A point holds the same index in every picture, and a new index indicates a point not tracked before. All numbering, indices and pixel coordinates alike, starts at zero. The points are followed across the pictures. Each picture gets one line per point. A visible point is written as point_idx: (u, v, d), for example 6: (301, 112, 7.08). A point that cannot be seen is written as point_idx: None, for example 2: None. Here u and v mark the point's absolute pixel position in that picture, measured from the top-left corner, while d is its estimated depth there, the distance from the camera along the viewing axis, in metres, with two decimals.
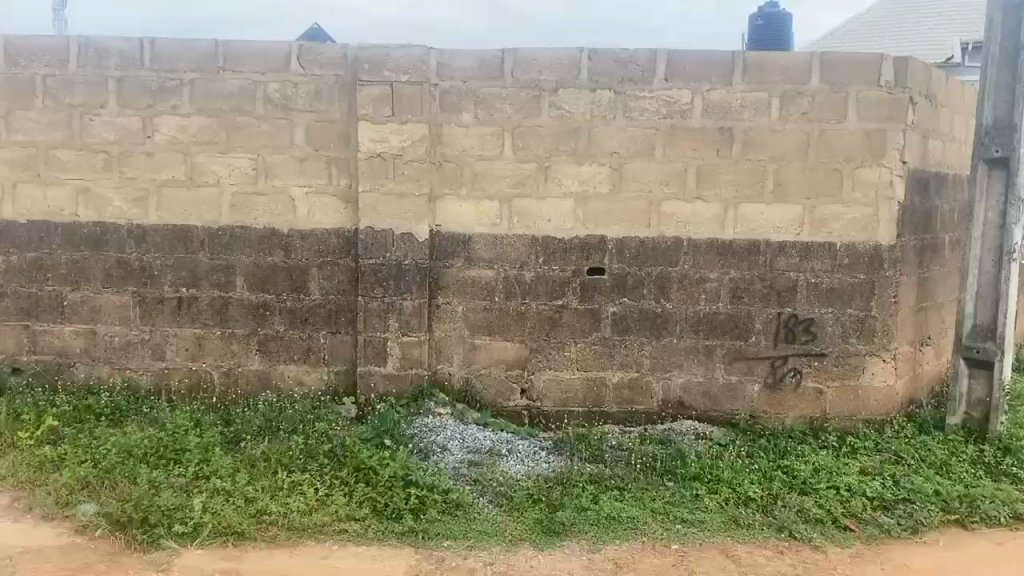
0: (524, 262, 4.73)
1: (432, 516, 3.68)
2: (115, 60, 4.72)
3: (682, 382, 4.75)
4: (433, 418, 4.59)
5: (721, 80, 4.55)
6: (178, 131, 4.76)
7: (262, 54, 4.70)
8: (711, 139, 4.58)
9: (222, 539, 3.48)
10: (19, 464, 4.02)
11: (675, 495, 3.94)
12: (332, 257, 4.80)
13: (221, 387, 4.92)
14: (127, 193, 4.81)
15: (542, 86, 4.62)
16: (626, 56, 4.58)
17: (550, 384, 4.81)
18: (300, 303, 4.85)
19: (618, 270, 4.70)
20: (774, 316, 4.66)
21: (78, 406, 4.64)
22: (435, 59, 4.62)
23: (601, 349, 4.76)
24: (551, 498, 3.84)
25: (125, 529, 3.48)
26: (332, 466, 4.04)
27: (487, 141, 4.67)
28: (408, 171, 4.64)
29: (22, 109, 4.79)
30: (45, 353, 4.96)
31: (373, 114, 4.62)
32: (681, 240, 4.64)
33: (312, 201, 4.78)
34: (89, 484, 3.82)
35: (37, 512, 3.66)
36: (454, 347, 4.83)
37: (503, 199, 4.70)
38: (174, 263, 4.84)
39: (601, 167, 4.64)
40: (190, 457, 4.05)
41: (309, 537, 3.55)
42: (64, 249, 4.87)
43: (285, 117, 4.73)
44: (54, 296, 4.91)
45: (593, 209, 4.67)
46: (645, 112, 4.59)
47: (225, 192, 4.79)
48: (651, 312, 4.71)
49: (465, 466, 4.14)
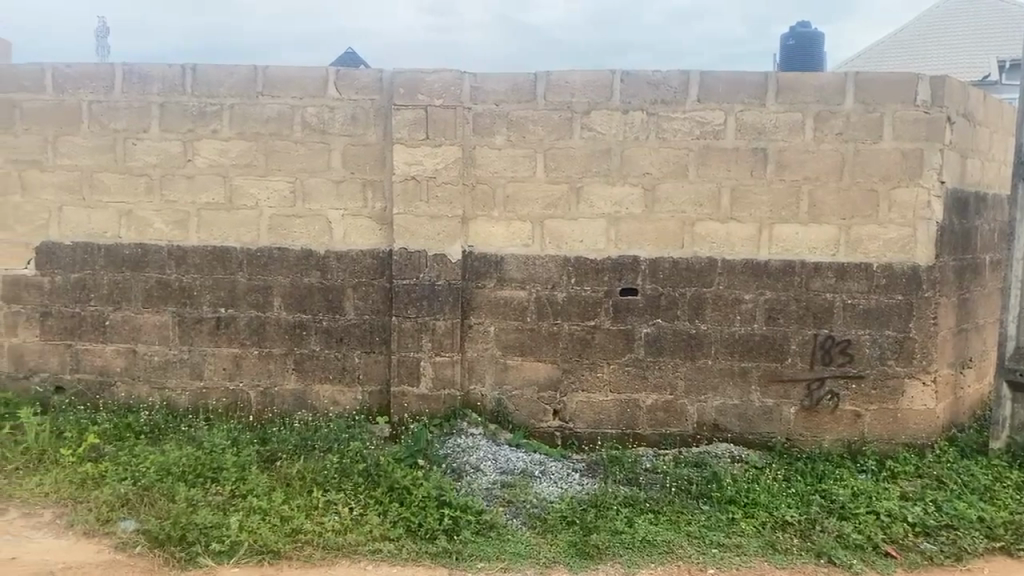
0: (556, 283, 4.73)
1: (466, 537, 3.67)
2: (158, 85, 4.84)
3: (717, 405, 4.71)
4: (465, 438, 4.60)
5: (754, 101, 4.55)
6: (218, 154, 4.86)
7: (300, 79, 4.79)
8: (744, 159, 4.57)
9: (259, 558, 3.51)
10: (61, 480, 4.10)
11: (711, 519, 3.89)
12: (367, 278, 4.85)
13: (258, 406, 4.98)
14: (168, 215, 4.91)
15: (574, 108, 4.65)
16: (658, 78, 4.59)
17: (582, 405, 4.80)
18: (336, 323, 4.90)
19: (651, 291, 4.68)
20: (811, 337, 4.61)
21: (118, 424, 4.73)
22: (468, 82, 4.68)
23: (635, 370, 4.74)
24: (585, 520, 3.82)
25: (163, 545, 3.53)
26: (367, 486, 4.06)
27: (520, 163, 4.70)
28: (441, 193, 4.69)
29: (69, 135, 4.92)
30: (87, 372, 5.04)
31: (407, 138, 4.68)
32: (715, 261, 4.62)
33: (347, 223, 4.84)
34: (129, 501, 3.88)
35: (78, 528, 3.73)
36: (487, 367, 4.84)
37: (536, 220, 4.72)
38: (213, 284, 4.93)
39: (633, 188, 4.65)
40: (228, 476, 4.09)
41: (343, 556, 3.56)
42: (107, 270, 4.97)
43: (322, 140, 4.82)
44: (96, 317, 5.00)
45: (625, 230, 4.67)
46: (678, 133, 4.60)
47: (263, 214, 4.87)
48: (686, 333, 4.69)
49: (499, 487, 4.14)
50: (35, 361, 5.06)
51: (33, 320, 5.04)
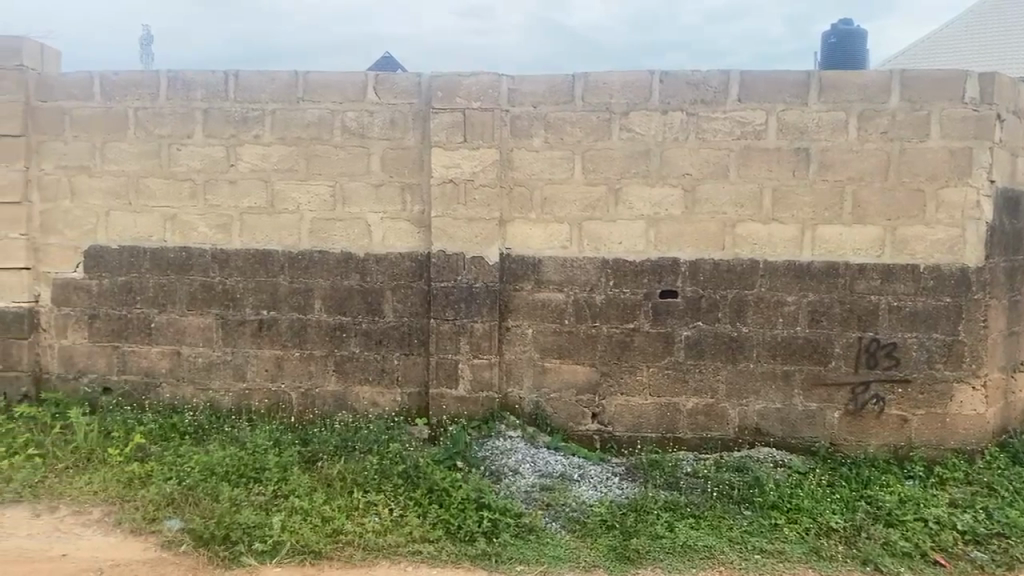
0: (594, 285, 4.71)
1: (506, 540, 3.67)
2: (202, 92, 4.93)
3: (759, 408, 4.65)
4: (504, 441, 4.60)
5: (796, 100, 4.48)
6: (260, 159, 4.93)
7: (340, 84, 4.84)
8: (787, 159, 4.50)
9: (300, 558, 3.54)
10: (109, 479, 4.19)
11: (753, 524, 3.84)
12: (406, 281, 4.88)
13: (299, 408, 5.04)
14: (212, 219, 5.00)
15: (613, 108, 4.63)
16: (698, 78, 4.55)
17: (621, 408, 4.77)
18: (375, 325, 4.93)
19: (691, 293, 4.64)
20: (855, 340, 4.53)
21: (164, 425, 4.82)
22: (506, 85, 4.68)
23: (675, 374, 4.70)
24: (625, 524, 3.79)
25: (208, 545, 3.58)
26: (406, 487, 4.08)
27: (558, 165, 4.69)
28: (479, 196, 4.69)
29: (116, 141, 5.02)
30: (133, 373, 5.14)
31: (445, 141, 4.69)
32: (756, 262, 4.56)
33: (386, 226, 4.88)
34: (175, 500, 3.95)
35: (126, 526, 3.80)
36: (525, 370, 4.83)
37: (574, 222, 4.71)
38: (255, 287, 4.99)
39: (673, 189, 4.61)
40: (270, 476, 4.15)
41: (384, 557, 3.58)
42: (153, 273, 5.06)
43: (361, 145, 4.86)
44: (142, 319, 5.10)
45: (665, 231, 4.63)
46: (718, 133, 4.55)
47: (304, 218, 4.93)
48: (726, 336, 4.64)
49: (538, 490, 4.13)
50: (83, 362, 5.16)
51: (81, 322, 5.14)
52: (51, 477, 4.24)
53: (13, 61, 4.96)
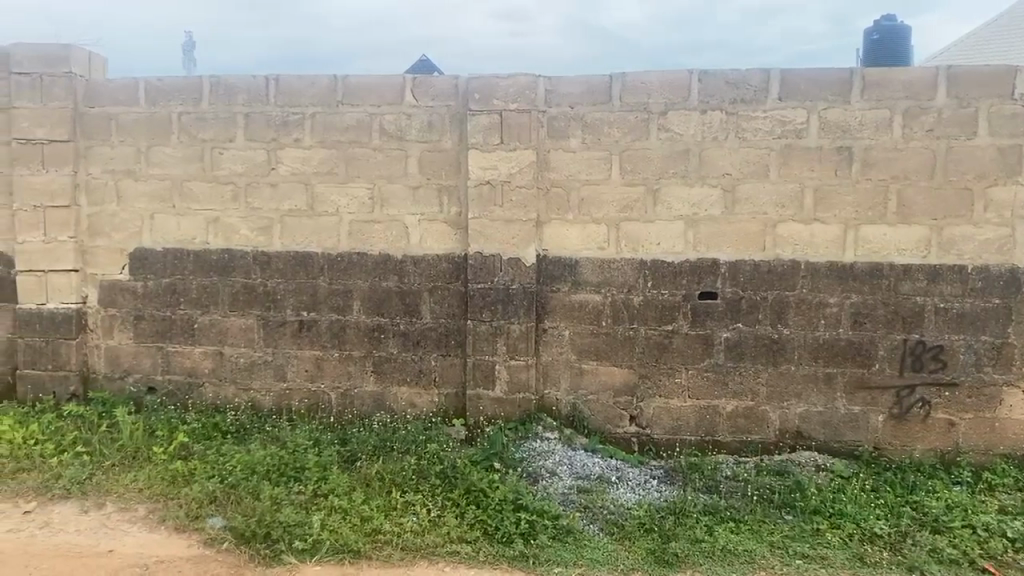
0: (632, 286, 4.68)
1: (543, 542, 3.66)
2: (243, 96, 5.00)
3: (800, 411, 4.58)
4: (541, 442, 4.59)
5: (839, 98, 4.41)
6: (300, 162, 4.99)
7: (378, 88, 4.88)
8: (829, 159, 4.43)
9: (339, 557, 3.57)
10: (154, 477, 4.28)
11: (794, 529, 3.78)
12: (443, 282, 4.90)
13: (338, 408, 5.09)
14: (253, 222, 5.07)
15: (651, 109, 4.59)
16: (737, 77, 4.49)
17: (660, 411, 4.73)
18: (413, 326, 4.96)
19: (731, 295, 4.59)
20: (900, 342, 4.45)
21: (207, 424, 4.91)
22: (543, 86, 4.67)
23: (714, 376, 4.65)
24: (663, 528, 3.76)
25: (249, 543, 3.63)
26: (444, 488, 4.10)
27: (595, 165, 4.67)
28: (516, 197, 4.68)
29: (160, 145, 5.11)
30: (177, 373, 5.24)
31: (482, 143, 4.69)
32: (798, 263, 4.49)
33: (424, 228, 4.90)
34: (217, 498, 4.02)
35: (169, 524, 3.87)
36: (562, 372, 4.82)
37: (611, 223, 4.68)
38: (296, 288, 5.05)
39: (713, 189, 4.56)
40: (310, 475, 4.19)
41: (422, 557, 3.59)
42: (196, 275, 5.15)
43: (399, 147, 4.89)
44: (186, 320, 5.19)
45: (704, 232, 4.58)
46: (759, 132, 4.49)
47: (343, 220, 4.98)
48: (767, 338, 4.57)
49: (575, 492, 4.12)
50: (129, 362, 5.27)
51: (127, 323, 5.25)
52: (98, 475, 4.33)
53: (62, 68, 5.07)
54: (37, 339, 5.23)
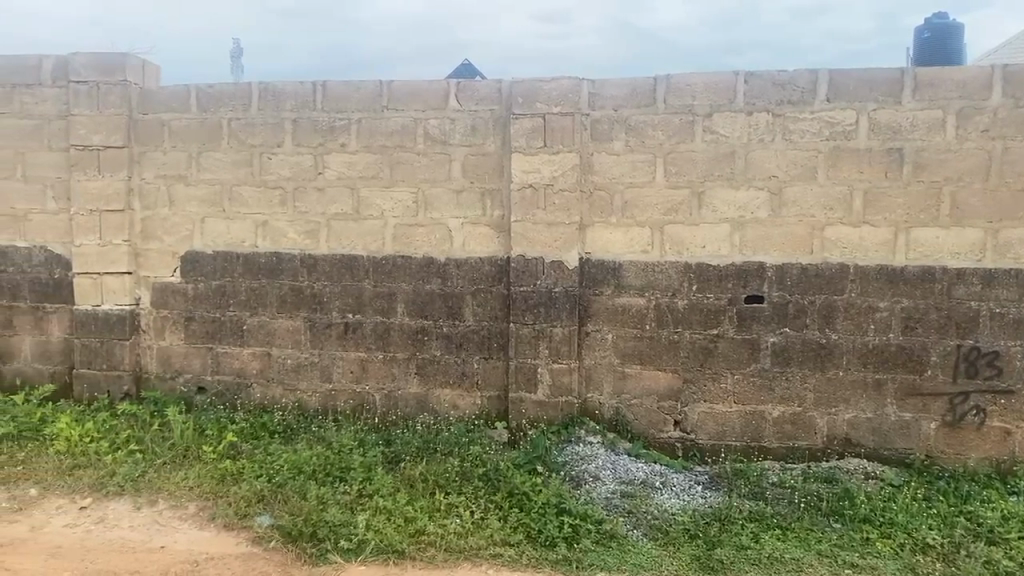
0: (676, 290, 4.64)
1: (586, 546, 3.65)
2: (291, 102, 5.09)
3: (849, 418, 4.50)
4: (584, 446, 4.58)
5: (889, 98, 4.32)
6: (346, 167, 5.06)
7: (422, 93, 4.93)
8: (878, 160, 4.35)
9: (384, 557, 3.60)
10: (204, 476, 4.37)
11: (843, 538, 3.71)
12: (486, 285, 4.92)
13: (382, 409, 5.15)
14: (300, 226, 5.15)
15: (696, 111, 4.56)
16: (785, 78, 4.44)
17: (705, 416, 4.69)
18: (456, 328, 4.99)
19: (778, 299, 4.52)
20: (953, 348, 4.35)
21: (255, 424, 5.00)
22: (587, 89, 4.67)
23: (760, 381, 4.59)
24: (708, 535, 3.72)
25: (296, 541, 3.69)
26: (487, 490, 4.12)
27: (639, 167, 4.65)
28: (559, 201, 4.68)
29: (211, 150, 5.22)
30: (226, 374, 5.34)
31: (525, 146, 4.70)
32: (846, 267, 4.42)
33: (467, 231, 4.93)
34: (265, 497, 4.09)
35: (219, 521, 3.95)
36: (604, 376, 4.79)
37: (656, 226, 4.65)
38: (341, 290, 5.12)
39: (759, 191, 4.51)
40: (355, 475, 4.24)
41: (465, 559, 3.61)
42: (245, 278, 5.25)
43: (443, 151, 4.93)
44: (235, 321, 5.29)
45: (750, 235, 4.53)
46: (806, 134, 4.43)
47: (388, 223, 5.03)
48: (815, 343, 4.50)
49: (619, 497, 4.10)
50: (180, 363, 5.39)
51: (178, 324, 5.37)
52: (151, 472, 4.44)
53: (117, 76, 5.21)
54: (93, 340, 5.38)
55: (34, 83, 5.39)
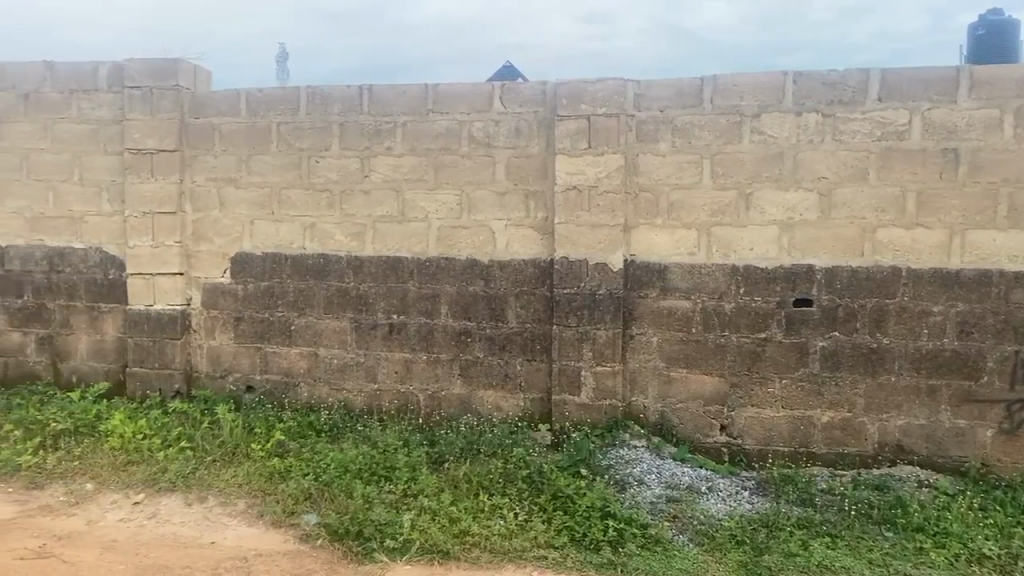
0: (723, 293, 4.59)
1: (631, 550, 3.63)
2: (338, 106, 5.15)
3: (901, 424, 4.40)
4: (628, 450, 4.56)
5: (944, 98, 4.22)
6: (391, 170, 5.11)
7: (467, 96, 4.95)
8: (933, 161, 4.25)
9: (429, 557, 3.62)
10: (253, 473, 4.45)
11: (895, 547, 3.63)
12: (530, 287, 4.92)
13: (426, 410, 5.18)
14: (347, 227, 5.21)
15: (743, 111, 4.50)
16: (835, 78, 4.36)
17: (752, 421, 4.62)
18: (499, 330, 5.00)
19: (827, 302, 4.44)
20: (1011, 354, 4.23)
21: (302, 423, 5.07)
22: (633, 90, 4.65)
23: (809, 386, 4.52)
24: (755, 541, 3.67)
25: (342, 539, 3.74)
26: (530, 492, 4.11)
27: (685, 169, 4.61)
28: (603, 202, 4.66)
29: (261, 154, 5.32)
30: (274, 373, 5.43)
31: (570, 148, 4.69)
32: (899, 270, 4.32)
33: (511, 233, 4.94)
34: (312, 495, 4.15)
35: (268, 519, 4.02)
36: (649, 379, 4.76)
37: (702, 228, 4.61)
38: (386, 292, 5.17)
39: (808, 193, 4.43)
40: (400, 475, 4.28)
41: (510, 560, 3.61)
42: (292, 279, 5.33)
43: (487, 154, 4.94)
44: (283, 322, 5.37)
45: (799, 237, 4.46)
46: (857, 135, 4.35)
47: (432, 225, 5.07)
48: (866, 347, 4.41)
49: (664, 501, 4.07)
50: (230, 362, 5.49)
51: (228, 324, 5.47)
52: (201, 469, 4.53)
53: (170, 81, 5.33)
54: (146, 339, 5.51)
55: (91, 88, 5.54)
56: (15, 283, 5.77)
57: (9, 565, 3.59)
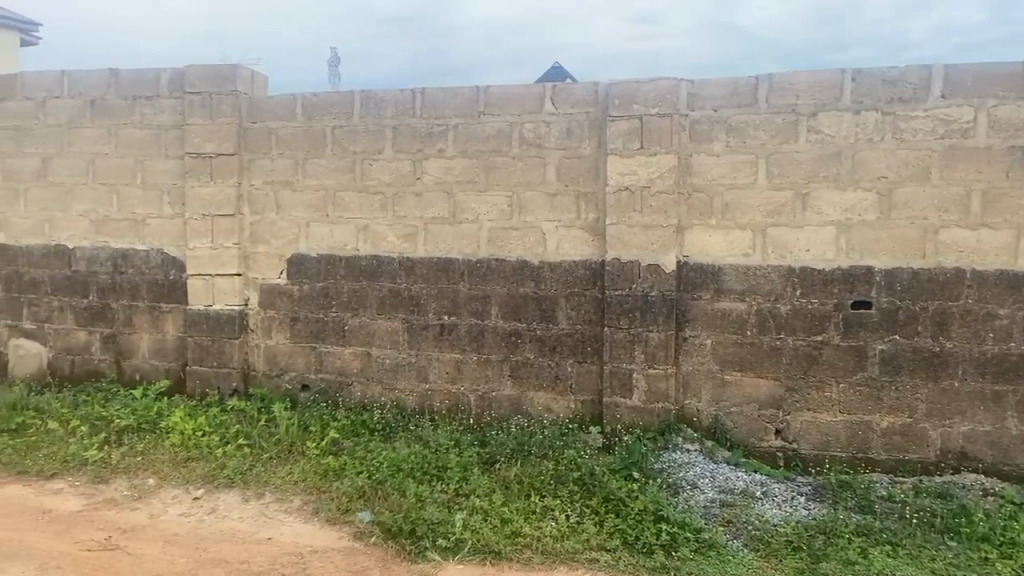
0: (779, 294, 4.52)
1: (685, 554, 3.59)
2: (391, 110, 5.22)
3: (965, 431, 4.28)
4: (681, 453, 4.51)
5: (1010, 94, 4.10)
6: (443, 172, 5.15)
7: (518, 97, 4.97)
8: (998, 159, 4.12)
9: (481, 557, 3.64)
10: (308, 471, 4.53)
11: (959, 557, 3.52)
12: (581, 288, 4.91)
13: (477, 410, 5.21)
14: (399, 229, 5.27)
15: (800, 110, 4.43)
16: (895, 75, 4.26)
17: (808, 425, 4.54)
18: (550, 332, 5.00)
19: (887, 304, 4.34)
20: None
21: (355, 422, 5.15)
22: (686, 90, 4.60)
23: (868, 390, 4.42)
24: (812, 548, 3.61)
25: (395, 537, 3.78)
26: (582, 495, 4.10)
27: (739, 169, 4.55)
28: (656, 203, 4.63)
29: (316, 157, 5.41)
30: (328, 372, 5.52)
31: (622, 148, 4.67)
32: (963, 271, 4.21)
33: (562, 234, 4.93)
34: (365, 494, 4.20)
35: (323, 516, 4.09)
36: (702, 382, 4.71)
37: (757, 228, 4.54)
38: (438, 293, 5.21)
39: (867, 193, 4.33)
40: (451, 475, 4.31)
41: (562, 562, 3.61)
42: (346, 280, 5.41)
43: (538, 155, 4.95)
44: (337, 322, 5.46)
45: (857, 238, 4.36)
46: (919, 133, 4.24)
47: (483, 227, 5.09)
48: (928, 351, 4.30)
49: (718, 506, 4.02)
50: (285, 361, 5.60)
51: (284, 324, 5.58)
52: (258, 466, 4.63)
53: (229, 86, 5.46)
54: (205, 338, 5.65)
55: (153, 94, 5.71)
56: (81, 283, 5.97)
57: (76, 556, 3.71)
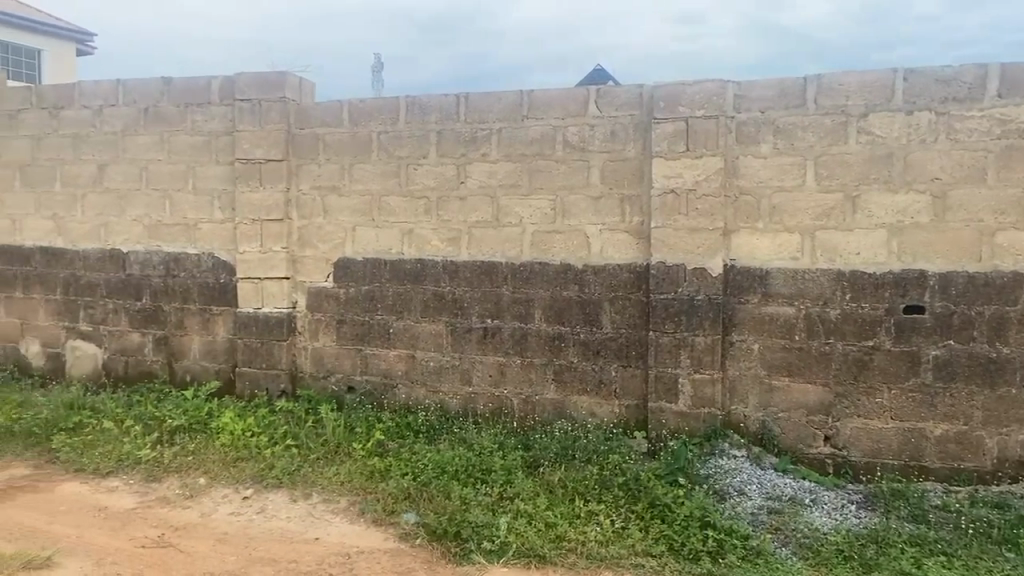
0: (828, 299, 4.44)
1: (732, 561, 3.55)
2: (436, 114, 5.26)
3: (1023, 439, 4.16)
4: (728, 459, 4.46)
5: None
6: (487, 176, 5.17)
7: (562, 100, 4.97)
8: None
9: (526, 560, 3.65)
10: (354, 472, 4.58)
11: (1017, 569, 3.42)
12: (625, 292, 4.89)
13: (521, 413, 5.21)
14: (443, 233, 5.31)
15: (849, 111, 4.35)
16: (949, 74, 4.17)
17: (858, 432, 4.45)
18: (594, 336, 4.99)
19: (941, 309, 4.24)
20: None
21: (400, 425, 5.19)
22: (732, 92, 4.56)
23: (921, 397, 4.32)
24: (864, 557, 3.54)
25: (441, 539, 3.81)
26: (627, 500, 4.08)
27: (787, 171, 4.49)
28: (702, 206, 4.59)
29: (362, 162, 5.48)
30: (373, 375, 5.58)
31: (667, 151, 4.64)
32: (1021, 275, 4.10)
33: (606, 237, 4.92)
34: (411, 495, 4.24)
35: (369, 517, 4.13)
36: (749, 387, 4.65)
37: (805, 231, 4.47)
38: (481, 296, 5.24)
39: (920, 195, 4.24)
40: (496, 478, 4.32)
41: (607, 567, 3.59)
42: (391, 283, 5.46)
43: (582, 158, 4.95)
44: (382, 325, 5.52)
45: (909, 241, 4.27)
46: (974, 133, 4.14)
47: (527, 230, 5.10)
48: (984, 357, 4.19)
49: (765, 513, 3.97)
50: (332, 363, 5.67)
51: (330, 326, 5.65)
52: (305, 467, 4.70)
53: (277, 93, 5.57)
54: (253, 340, 5.75)
55: (205, 102, 5.84)
56: (135, 286, 6.13)
57: (132, 553, 3.81)
